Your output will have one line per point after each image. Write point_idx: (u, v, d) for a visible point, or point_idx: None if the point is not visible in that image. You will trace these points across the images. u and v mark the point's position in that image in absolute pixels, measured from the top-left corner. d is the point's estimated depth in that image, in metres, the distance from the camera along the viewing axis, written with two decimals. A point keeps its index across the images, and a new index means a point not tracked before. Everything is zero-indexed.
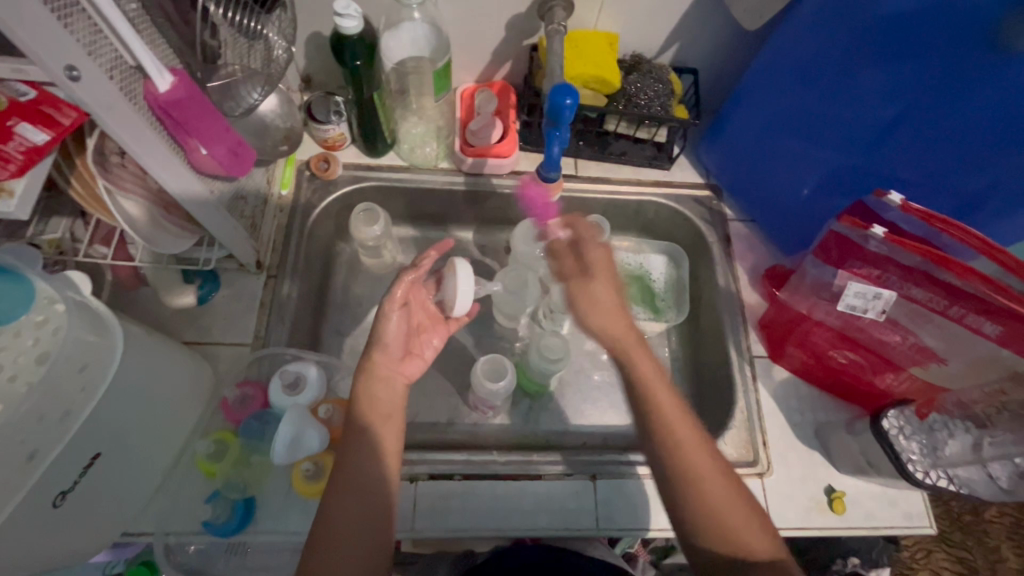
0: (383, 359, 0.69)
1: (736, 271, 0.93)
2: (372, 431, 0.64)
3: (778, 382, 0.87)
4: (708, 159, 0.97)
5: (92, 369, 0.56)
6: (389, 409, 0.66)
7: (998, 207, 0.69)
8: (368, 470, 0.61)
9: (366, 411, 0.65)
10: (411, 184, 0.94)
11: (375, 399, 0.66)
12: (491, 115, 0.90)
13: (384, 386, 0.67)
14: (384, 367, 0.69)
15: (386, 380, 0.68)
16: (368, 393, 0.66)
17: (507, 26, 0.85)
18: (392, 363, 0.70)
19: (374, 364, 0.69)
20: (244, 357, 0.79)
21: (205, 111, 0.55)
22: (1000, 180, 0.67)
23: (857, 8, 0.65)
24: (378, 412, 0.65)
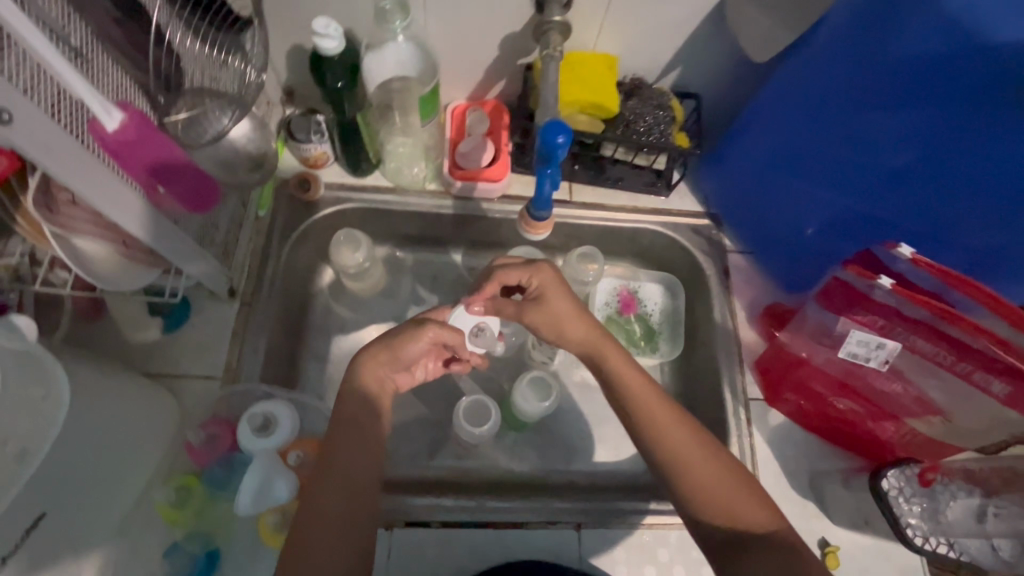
0: (379, 365, 0.65)
1: (734, 307, 0.89)
2: (358, 442, 0.59)
3: (773, 426, 0.83)
4: (708, 185, 0.92)
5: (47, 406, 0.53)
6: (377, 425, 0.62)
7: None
8: (348, 487, 0.57)
9: (361, 417, 0.61)
10: (396, 207, 0.89)
11: (363, 391, 0.64)
12: (482, 136, 0.86)
13: (374, 402, 0.63)
14: (384, 371, 0.66)
15: (382, 376, 0.66)
16: (361, 403, 0.62)
17: (501, 45, 0.81)
18: (392, 370, 0.67)
19: (375, 356, 0.66)
20: (213, 392, 0.75)
21: (158, 146, 0.52)
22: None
23: (872, 46, 0.61)
24: (367, 427, 0.61)
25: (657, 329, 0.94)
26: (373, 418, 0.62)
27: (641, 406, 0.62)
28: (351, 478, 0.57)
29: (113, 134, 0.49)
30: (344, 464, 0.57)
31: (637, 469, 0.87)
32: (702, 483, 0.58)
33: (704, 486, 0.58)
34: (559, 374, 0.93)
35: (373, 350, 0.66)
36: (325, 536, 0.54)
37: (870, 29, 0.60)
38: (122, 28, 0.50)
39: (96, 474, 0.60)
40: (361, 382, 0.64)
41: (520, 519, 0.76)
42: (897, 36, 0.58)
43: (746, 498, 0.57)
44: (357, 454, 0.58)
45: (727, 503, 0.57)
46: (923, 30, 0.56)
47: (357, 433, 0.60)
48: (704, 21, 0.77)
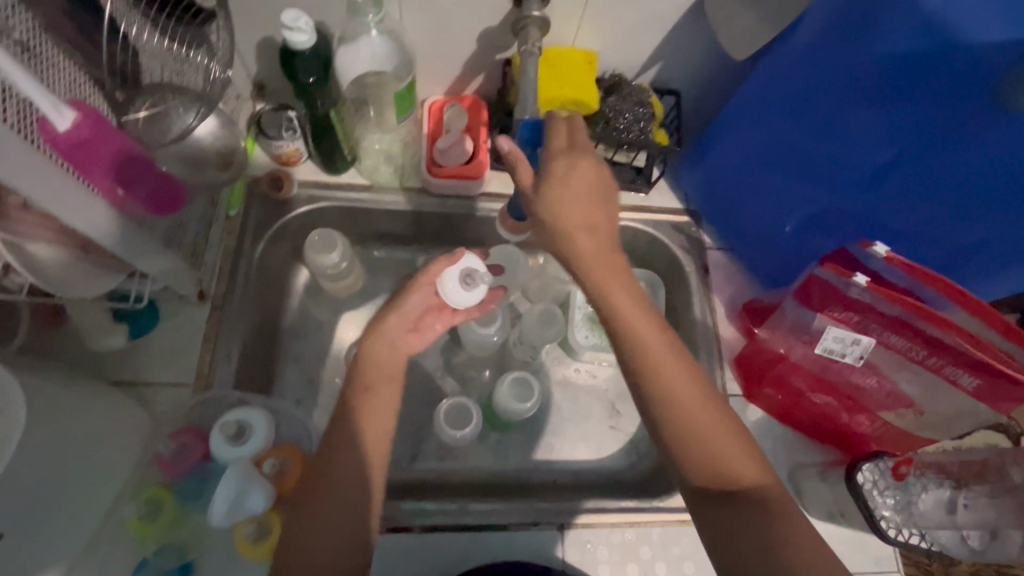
0: (388, 326, 0.67)
1: (713, 304, 0.90)
2: (348, 447, 0.57)
3: (752, 421, 0.84)
4: (687, 182, 0.93)
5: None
6: (377, 424, 0.60)
7: (992, 258, 0.69)
8: (335, 496, 0.55)
9: (354, 421, 0.59)
10: (373, 205, 0.87)
11: (380, 360, 0.64)
12: (460, 133, 0.84)
13: (376, 399, 0.61)
14: (394, 331, 0.67)
15: (392, 344, 0.66)
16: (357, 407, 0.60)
17: (479, 39, 0.79)
18: (399, 331, 0.67)
19: (384, 321, 0.67)
20: (185, 401, 0.72)
21: (110, 148, 0.50)
22: (994, 231, 0.66)
23: (849, 46, 0.61)
24: (366, 430, 0.59)
25: None
26: (374, 422, 0.60)
27: (633, 350, 0.58)
28: (353, 482, 0.56)
29: (64, 134, 0.46)
30: (337, 472, 0.56)
31: (620, 466, 0.88)
32: (689, 427, 0.56)
33: (690, 431, 0.56)
34: (541, 372, 0.92)
35: (384, 318, 0.68)
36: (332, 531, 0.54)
37: (847, 29, 0.60)
38: (73, 23, 0.48)
39: (60, 492, 0.57)
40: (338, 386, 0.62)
41: (503, 521, 0.75)
42: (872, 39, 0.59)
43: (734, 446, 0.56)
44: (350, 457, 0.57)
45: (716, 457, 0.55)
46: (899, 32, 0.57)
47: (355, 437, 0.58)
48: (682, 18, 0.77)
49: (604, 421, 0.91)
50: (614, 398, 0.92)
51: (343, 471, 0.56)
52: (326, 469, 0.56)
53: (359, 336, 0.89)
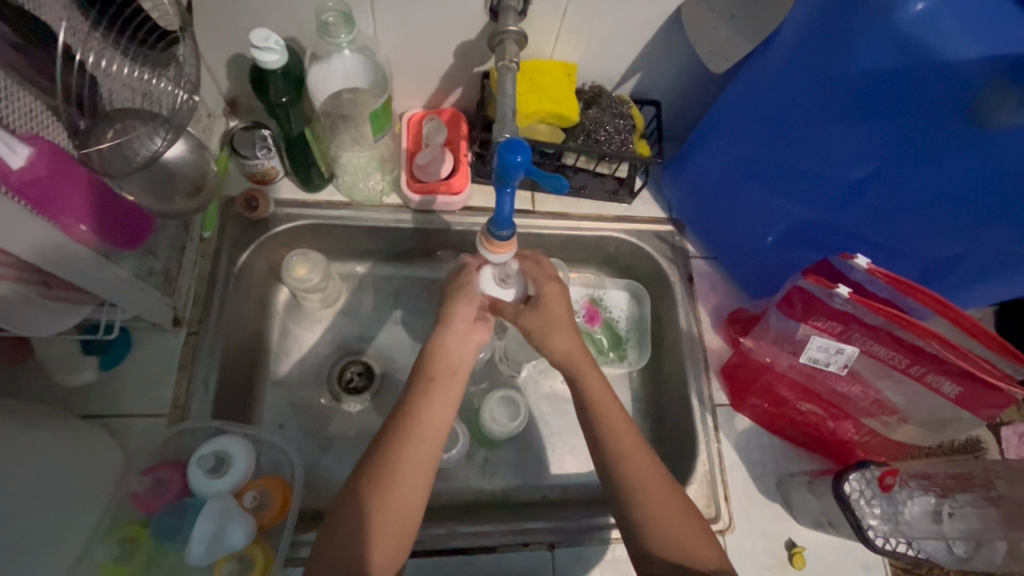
0: (465, 306, 0.67)
1: (699, 313, 0.90)
2: (388, 451, 0.58)
3: (740, 431, 0.84)
4: (670, 192, 0.92)
5: None
6: (435, 420, 0.61)
7: (970, 272, 0.70)
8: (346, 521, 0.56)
9: (411, 420, 0.60)
10: (353, 222, 0.85)
11: (447, 353, 0.65)
12: (440, 147, 0.83)
13: (434, 396, 0.62)
14: (462, 321, 0.67)
15: (461, 336, 0.66)
16: (412, 404, 0.61)
17: (456, 53, 0.78)
18: (467, 321, 0.67)
19: (455, 307, 0.67)
20: (161, 431, 0.70)
21: (67, 186, 0.50)
22: (976, 245, 0.66)
23: (826, 59, 0.61)
24: (423, 422, 0.60)
25: (624, 335, 0.94)
26: (431, 416, 0.61)
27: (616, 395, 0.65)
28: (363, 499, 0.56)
29: (19, 171, 0.46)
30: (355, 489, 0.57)
31: None
32: (646, 500, 0.59)
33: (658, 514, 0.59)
34: (526, 388, 0.91)
35: (454, 308, 0.67)
36: (348, 539, 0.55)
37: (822, 42, 0.61)
38: (23, 56, 0.46)
39: (24, 537, 0.55)
40: None
41: (493, 544, 0.74)
42: (848, 51, 0.59)
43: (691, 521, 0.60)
44: (393, 462, 0.58)
45: (676, 534, 0.58)
46: (875, 46, 0.57)
47: (404, 435, 0.59)
48: (659, 29, 0.76)
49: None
50: None
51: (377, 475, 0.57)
52: (370, 469, 0.58)
53: (341, 356, 0.87)
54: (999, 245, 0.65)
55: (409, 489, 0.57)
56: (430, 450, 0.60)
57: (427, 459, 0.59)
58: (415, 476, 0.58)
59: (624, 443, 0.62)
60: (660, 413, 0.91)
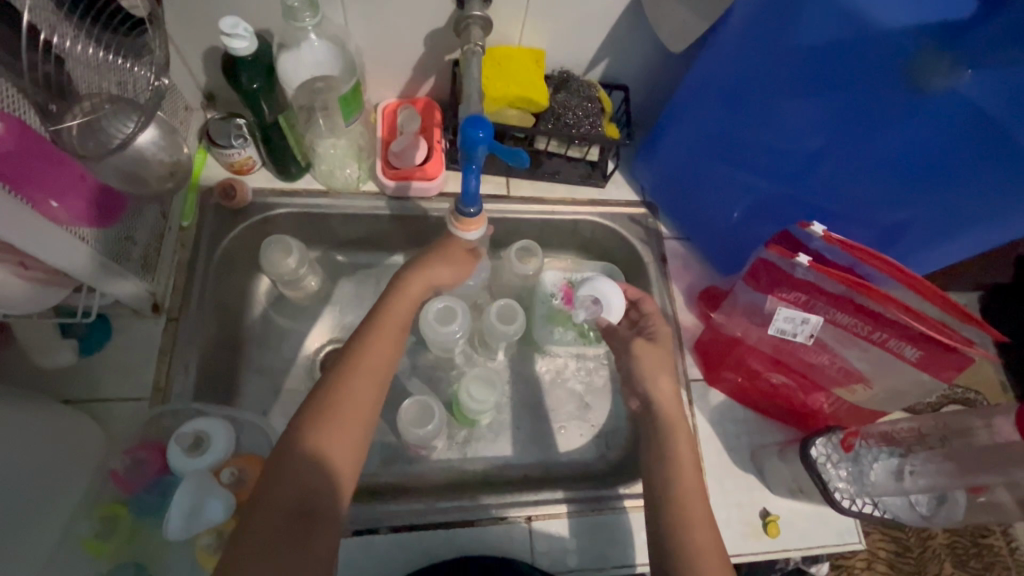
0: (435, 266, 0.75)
1: (672, 293, 0.91)
2: (314, 425, 0.60)
3: (714, 406, 0.86)
4: (642, 175, 0.95)
5: None
6: (364, 385, 0.64)
7: (918, 239, 0.70)
8: (302, 472, 0.57)
9: (342, 392, 0.63)
10: (329, 210, 0.87)
11: (404, 293, 0.72)
12: (413, 134, 0.86)
13: (352, 386, 0.63)
14: (436, 270, 0.75)
15: (423, 278, 0.73)
16: (335, 393, 0.63)
17: (425, 42, 0.80)
18: (442, 269, 0.75)
19: (433, 266, 0.74)
20: (141, 414, 0.71)
21: (40, 158, 0.52)
22: (917, 218, 0.68)
23: (780, 35, 0.64)
24: (358, 382, 0.64)
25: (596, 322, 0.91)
26: (362, 382, 0.64)
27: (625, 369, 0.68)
28: (319, 468, 0.58)
29: None
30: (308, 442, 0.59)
31: (588, 458, 0.88)
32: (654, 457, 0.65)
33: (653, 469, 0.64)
34: (510, 369, 0.93)
35: (431, 264, 0.74)
36: (301, 477, 0.57)
37: (774, 19, 0.64)
38: None
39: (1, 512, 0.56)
40: (325, 390, 0.63)
41: (472, 517, 0.75)
42: (798, 23, 0.62)
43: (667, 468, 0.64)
44: (339, 415, 0.61)
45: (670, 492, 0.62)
46: (822, 19, 0.60)
47: (326, 421, 0.60)
48: (622, 14, 0.79)
49: (577, 417, 0.91)
50: (582, 391, 0.93)
51: (309, 459, 0.58)
52: (324, 423, 0.60)
53: (321, 344, 0.88)
54: (937, 218, 0.67)
55: (342, 452, 0.60)
56: (361, 410, 0.63)
57: (361, 414, 0.63)
58: (346, 439, 0.60)
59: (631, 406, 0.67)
60: None
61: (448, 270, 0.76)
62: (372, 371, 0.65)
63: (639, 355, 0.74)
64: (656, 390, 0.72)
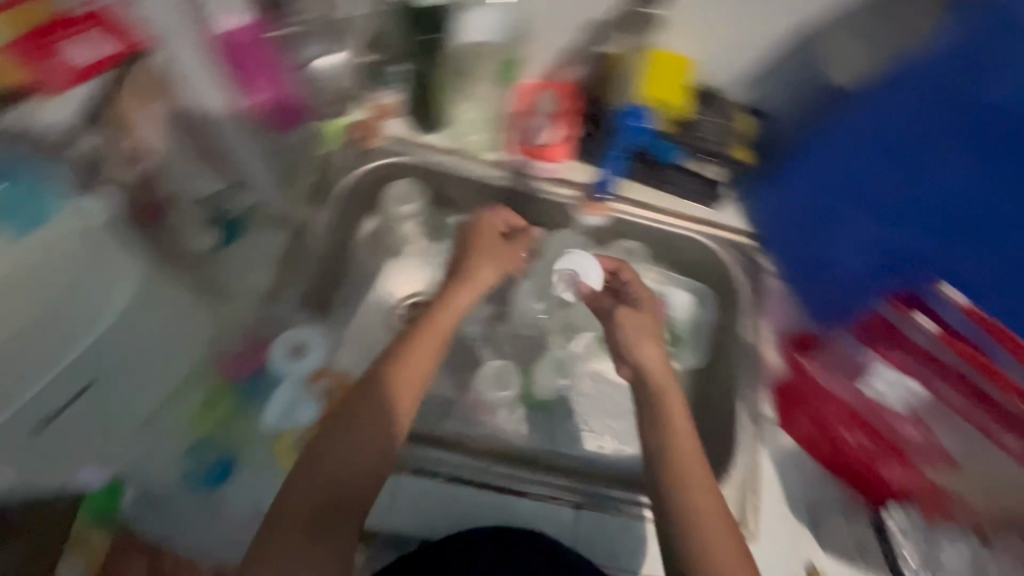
0: (485, 265, 0.78)
1: (761, 326, 0.90)
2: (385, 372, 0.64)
3: (781, 447, 0.84)
4: (755, 210, 0.93)
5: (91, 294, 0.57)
6: (427, 343, 0.67)
7: None
8: (371, 413, 0.62)
9: (408, 346, 0.66)
10: (452, 168, 0.91)
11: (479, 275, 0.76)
12: (550, 117, 0.90)
13: (420, 340, 0.67)
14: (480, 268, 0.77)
15: (491, 265, 0.78)
16: (401, 348, 0.66)
17: (584, 30, 0.85)
18: (483, 265, 0.78)
19: (479, 268, 0.77)
20: (254, 310, 0.78)
21: (263, 62, 0.70)
22: None
23: (957, 101, 0.64)
24: (424, 339, 0.67)
25: (680, 329, 0.95)
26: (426, 341, 0.67)
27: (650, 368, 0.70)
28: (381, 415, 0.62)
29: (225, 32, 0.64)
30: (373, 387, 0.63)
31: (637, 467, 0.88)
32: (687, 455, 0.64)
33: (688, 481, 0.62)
34: (577, 362, 0.93)
35: (479, 260, 0.78)
36: (365, 418, 0.62)
37: (948, 75, 0.64)
38: None
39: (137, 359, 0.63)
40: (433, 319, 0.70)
41: (523, 487, 0.77)
42: (978, 84, 0.62)
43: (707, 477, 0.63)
44: (404, 366, 0.65)
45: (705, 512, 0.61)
46: (1009, 79, 0.61)
47: (392, 373, 0.64)
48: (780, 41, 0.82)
49: (616, 427, 0.89)
50: None
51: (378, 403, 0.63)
52: (392, 370, 0.64)
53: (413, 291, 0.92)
54: None
55: (402, 401, 0.63)
56: (424, 363, 0.66)
57: (423, 369, 0.66)
58: (410, 388, 0.64)
59: (665, 406, 0.68)
60: None
61: (499, 261, 0.79)
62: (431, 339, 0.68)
63: (622, 326, 0.75)
64: (646, 358, 0.72)
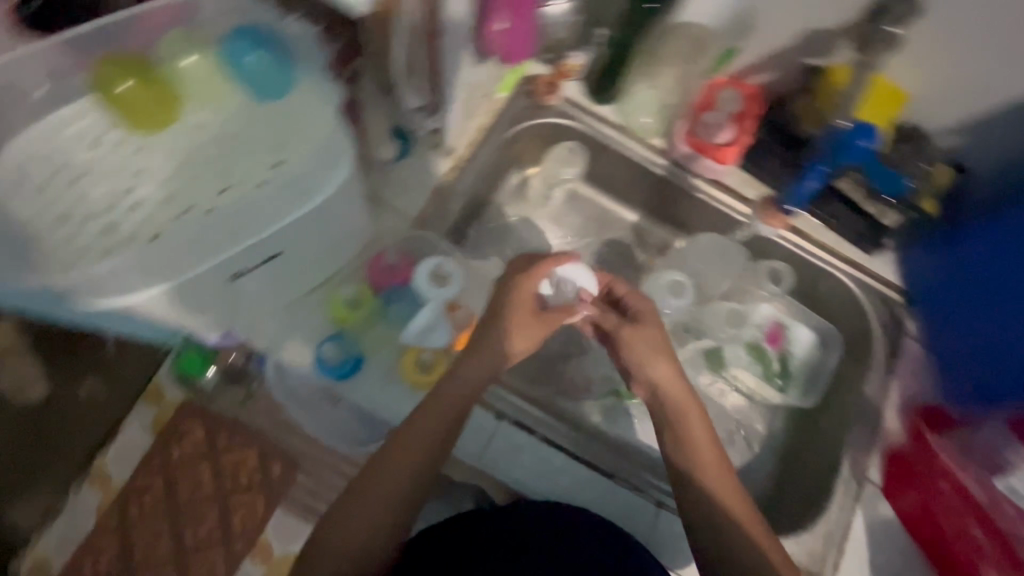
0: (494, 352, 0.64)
1: (890, 390, 0.84)
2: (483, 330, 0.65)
3: (879, 517, 0.80)
4: (914, 265, 0.86)
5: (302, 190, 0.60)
6: (520, 315, 0.65)
7: None
8: (467, 363, 0.64)
9: (501, 310, 0.65)
10: (614, 144, 0.90)
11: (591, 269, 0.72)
12: (728, 116, 0.84)
13: (515, 305, 0.65)
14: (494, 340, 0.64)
15: (499, 335, 0.64)
16: (497, 312, 0.65)
17: (803, 37, 0.80)
18: (490, 356, 0.64)
19: (488, 342, 0.64)
20: (403, 230, 0.81)
21: None
22: None
23: None
24: (521, 311, 0.64)
25: (792, 371, 0.91)
26: (517, 313, 0.64)
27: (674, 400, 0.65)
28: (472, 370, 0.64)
29: None
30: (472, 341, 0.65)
31: None
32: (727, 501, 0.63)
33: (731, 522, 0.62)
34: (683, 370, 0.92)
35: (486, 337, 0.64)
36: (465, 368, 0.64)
37: None
38: None
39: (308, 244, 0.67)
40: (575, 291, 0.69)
41: (612, 471, 0.78)
42: None
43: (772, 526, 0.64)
44: (497, 331, 0.64)
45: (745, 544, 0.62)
46: None
47: (483, 333, 0.64)
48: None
49: None
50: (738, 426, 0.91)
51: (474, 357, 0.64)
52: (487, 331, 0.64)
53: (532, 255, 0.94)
54: None
55: (489, 361, 0.64)
56: (515, 333, 0.64)
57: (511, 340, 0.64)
58: (497, 351, 0.64)
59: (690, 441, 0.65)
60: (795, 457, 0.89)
61: (516, 331, 0.65)
62: (524, 334, 0.64)
63: (629, 347, 0.66)
64: (658, 375, 0.65)
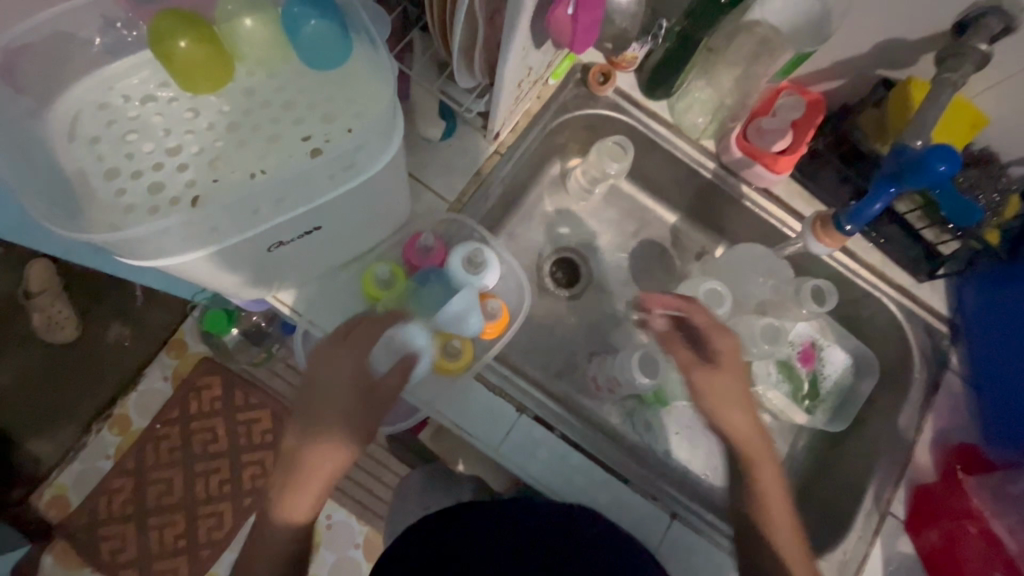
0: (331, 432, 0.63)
1: (924, 424, 0.81)
2: (318, 382, 0.64)
3: (897, 551, 0.77)
4: (969, 298, 0.83)
5: (351, 167, 0.59)
6: (346, 363, 0.64)
7: None
8: (315, 422, 0.64)
9: (327, 358, 0.64)
10: (663, 142, 0.87)
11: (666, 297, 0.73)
12: (788, 123, 0.78)
13: (327, 376, 0.65)
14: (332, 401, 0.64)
15: (342, 388, 0.64)
16: (321, 365, 0.65)
17: (879, 46, 0.76)
18: (333, 421, 0.63)
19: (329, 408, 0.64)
20: (439, 212, 0.79)
21: None
22: None
23: None
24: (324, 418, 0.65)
25: (822, 394, 0.89)
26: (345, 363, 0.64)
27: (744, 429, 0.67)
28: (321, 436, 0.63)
29: None
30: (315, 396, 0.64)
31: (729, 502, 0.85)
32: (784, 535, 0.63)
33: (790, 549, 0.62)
34: None
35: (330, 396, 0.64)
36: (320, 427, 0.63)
37: None
38: None
39: (348, 216, 0.66)
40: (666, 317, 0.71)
41: (626, 475, 0.77)
42: None
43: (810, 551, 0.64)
44: (339, 386, 0.64)
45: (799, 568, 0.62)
46: None
47: (321, 387, 0.64)
48: None
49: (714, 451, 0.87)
50: None
51: (316, 420, 0.63)
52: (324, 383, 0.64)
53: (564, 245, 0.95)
54: None
55: (340, 417, 0.63)
56: (349, 385, 0.64)
57: (349, 393, 0.64)
58: (340, 408, 0.64)
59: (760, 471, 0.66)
60: (813, 479, 0.87)
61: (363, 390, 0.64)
62: (350, 405, 0.64)
63: (701, 395, 0.68)
64: (732, 424, 0.67)
